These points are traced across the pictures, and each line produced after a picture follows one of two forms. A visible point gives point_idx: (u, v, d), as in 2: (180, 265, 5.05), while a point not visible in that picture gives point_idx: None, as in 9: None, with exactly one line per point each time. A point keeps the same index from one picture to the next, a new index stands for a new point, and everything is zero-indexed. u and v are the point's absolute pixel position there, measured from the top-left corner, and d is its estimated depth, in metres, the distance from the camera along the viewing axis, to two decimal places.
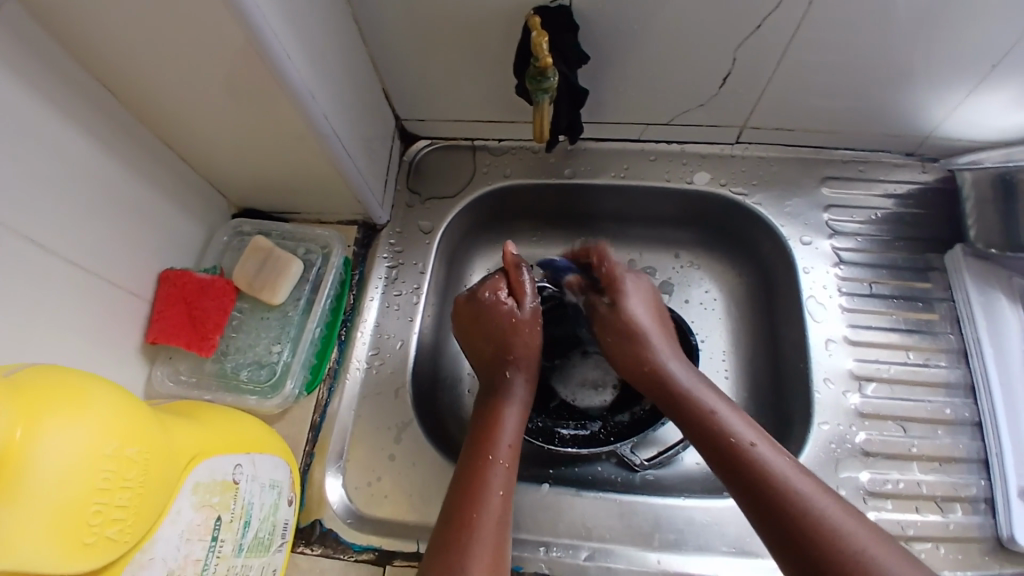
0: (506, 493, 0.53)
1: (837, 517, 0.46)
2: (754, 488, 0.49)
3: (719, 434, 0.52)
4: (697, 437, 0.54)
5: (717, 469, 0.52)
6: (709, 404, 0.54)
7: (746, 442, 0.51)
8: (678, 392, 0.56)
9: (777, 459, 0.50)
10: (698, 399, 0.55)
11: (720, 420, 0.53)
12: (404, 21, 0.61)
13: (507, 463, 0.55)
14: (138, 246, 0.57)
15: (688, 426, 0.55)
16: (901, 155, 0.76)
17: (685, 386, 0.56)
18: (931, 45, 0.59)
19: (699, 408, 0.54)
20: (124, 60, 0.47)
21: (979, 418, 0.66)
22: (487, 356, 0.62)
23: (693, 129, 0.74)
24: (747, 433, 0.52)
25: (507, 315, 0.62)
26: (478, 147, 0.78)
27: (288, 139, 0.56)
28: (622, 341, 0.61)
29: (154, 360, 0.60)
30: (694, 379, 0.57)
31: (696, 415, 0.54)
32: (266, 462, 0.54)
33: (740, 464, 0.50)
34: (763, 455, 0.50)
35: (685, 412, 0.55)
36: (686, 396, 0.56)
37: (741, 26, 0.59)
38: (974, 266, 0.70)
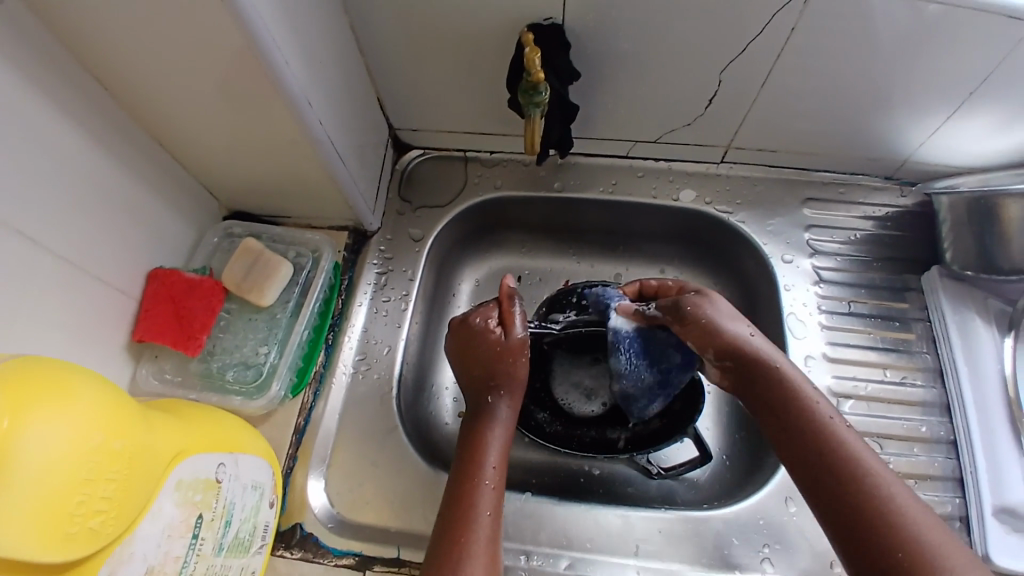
0: (495, 513, 0.53)
1: (918, 519, 0.44)
2: (834, 475, 0.48)
3: (804, 419, 0.51)
4: (781, 406, 0.52)
5: (803, 441, 0.50)
6: (799, 387, 0.53)
7: (841, 425, 0.50)
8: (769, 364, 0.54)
9: (866, 450, 0.49)
10: (790, 372, 0.54)
11: (808, 405, 0.52)
12: (402, 32, 0.62)
13: (494, 484, 0.55)
14: (128, 244, 0.57)
15: (776, 395, 0.53)
16: (881, 179, 0.78)
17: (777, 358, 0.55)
18: (907, 72, 0.61)
19: (790, 380, 0.53)
20: (124, 59, 0.48)
21: (953, 436, 0.67)
22: (475, 380, 0.61)
23: (680, 147, 0.76)
24: (832, 420, 0.51)
25: (494, 344, 0.61)
26: (471, 158, 0.80)
27: (283, 144, 0.57)
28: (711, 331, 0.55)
29: (139, 359, 0.60)
30: (787, 362, 0.55)
31: (780, 398, 0.52)
32: (249, 462, 0.54)
33: (822, 451, 0.49)
34: (850, 443, 0.49)
35: (767, 394, 0.53)
36: (773, 377, 0.53)
37: (727, 49, 0.61)
38: (950, 288, 0.72)
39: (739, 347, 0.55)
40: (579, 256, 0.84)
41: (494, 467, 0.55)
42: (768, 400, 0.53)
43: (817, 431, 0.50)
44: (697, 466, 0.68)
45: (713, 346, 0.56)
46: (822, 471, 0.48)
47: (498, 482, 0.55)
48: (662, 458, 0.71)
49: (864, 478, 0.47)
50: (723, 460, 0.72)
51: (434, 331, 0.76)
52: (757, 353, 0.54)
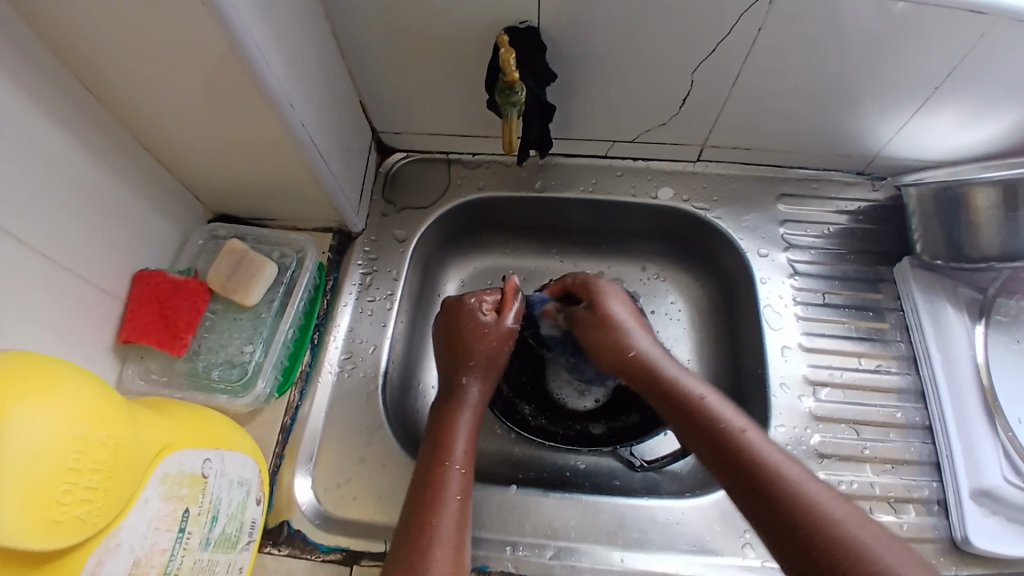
0: (464, 497, 0.54)
1: (820, 503, 0.45)
2: (740, 486, 0.48)
3: (701, 421, 0.52)
4: (684, 423, 0.54)
5: (708, 455, 0.51)
6: (692, 390, 0.55)
7: (737, 427, 0.51)
8: (664, 379, 0.57)
9: (760, 444, 0.49)
10: (683, 384, 0.55)
11: (704, 406, 0.53)
12: (382, 36, 0.64)
13: (464, 469, 0.56)
14: (113, 246, 0.58)
15: (675, 413, 0.55)
16: (853, 174, 0.80)
17: (670, 371, 0.57)
18: (873, 68, 0.64)
19: (684, 393, 0.55)
20: (108, 62, 0.48)
21: (929, 422, 0.69)
22: (451, 362, 0.63)
23: (657, 146, 0.78)
24: (733, 420, 0.52)
25: (479, 328, 0.63)
26: (453, 160, 0.81)
27: (266, 145, 0.58)
28: (606, 341, 0.62)
29: (125, 360, 0.61)
30: (678, 367, 0.57)
31: (678, 402, 0.55)
32: (234, 459, 0.54)
33: (720, 450, 0.50)
34: (746, 437, 0.50)
35: (669, 399, 0.55)
36: (672, 382, 0.56)
37: (699, 49, 0.63)
38: (921, 277, 0.74)
39: (633, 353, 0.60)
40: (562, 255, 0.86)
41: (462, 450, 0.56)
42: (669, 405, 0.55)
43: (713, 431, 0.51)
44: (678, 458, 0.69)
45: (611, 354, 0.61)
46: (725, 471, 0.50)
47: (469, 466, 0.56)
48: (644, 450, 0.73)
49: (760, 471, 0.48)
50: None
51: (420, 331, 0.77)
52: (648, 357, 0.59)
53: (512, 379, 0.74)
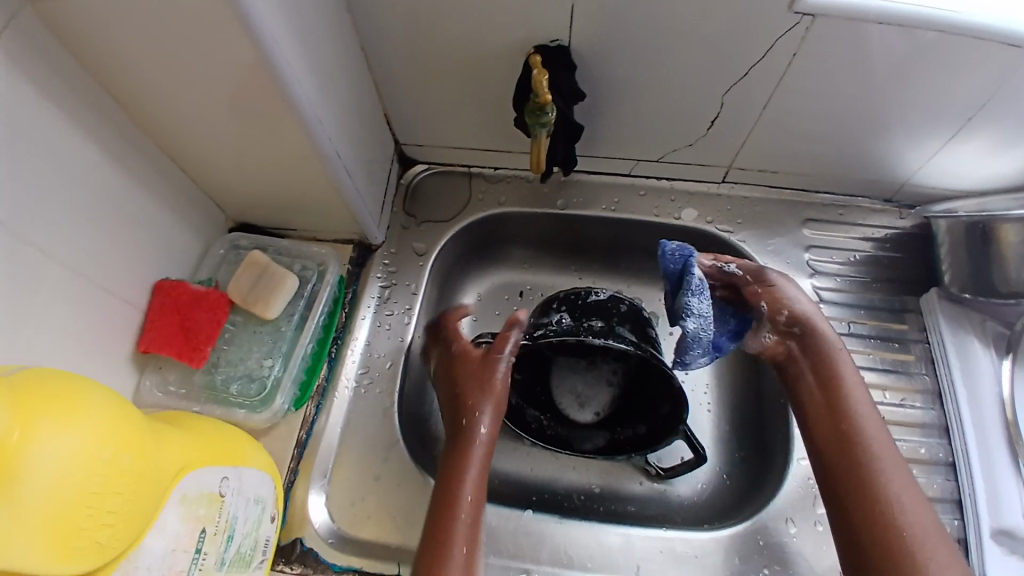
0: (471, 547, 0.52)
1: (911, 509, 0.50)
2: (856, 460, 0.53)
3: (841, 399, 0.57)
4: (825, 394, 0.58)
5: (840, 424, 0.55)
6: (844, 374, 0.58)
7: (871, 418, 0.56)
8: (826, 352, 0.60)
9: (887, 441, 0.54)
10: (842, 364, 0.59)
11: (847, 391, 0.57)
12: (411, 50, 0.63)
13: (470, 516, 0.53)
14: (135, 256, 0.58)
15: (822, 381, 0.58)
16: (879, 201, 0.79)
17: (836, 348, 0.60)
18: (906, 97, 0.63)
19: (838, 371, 0.58)
20: (139, 75, 0.48)
21: (952, 458, 0.67)
22: (452, 404, 0.60)
23: (682, 167, 0.77)
24: (866, 411, 0.56)
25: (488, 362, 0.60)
26: (475, 174, 0.81)
27: (292, 159, 0.58)
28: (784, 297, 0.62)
29: (144, 370, 0.60)
30: (839, 348, 0.60)
31: (826, 376, 0.59)
32: (251, 476, 0.53)
33: (848, 428, 0.55)
34: (872, 429, 0.55)
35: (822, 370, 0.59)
36: (830, 358, 0.60)
37: (730, 73, 0.63)
38: (948, 309, 0.73)
39: (807, 321, 0.61)
40: (581, 272, 0.85)
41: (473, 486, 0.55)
42: (815, 374, 0.59)
43: (848, 412, 0.56)
44: (693, 466, 0.68)
45: (787, 310, 0.62)
46: (842, 442, 0.55)
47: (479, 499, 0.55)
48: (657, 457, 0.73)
49: (876, 460, 0.53)
50: (723, 478, 0.72)
51: None
52: (821, 331, 0.61)
53: (522, 387, 0.71)
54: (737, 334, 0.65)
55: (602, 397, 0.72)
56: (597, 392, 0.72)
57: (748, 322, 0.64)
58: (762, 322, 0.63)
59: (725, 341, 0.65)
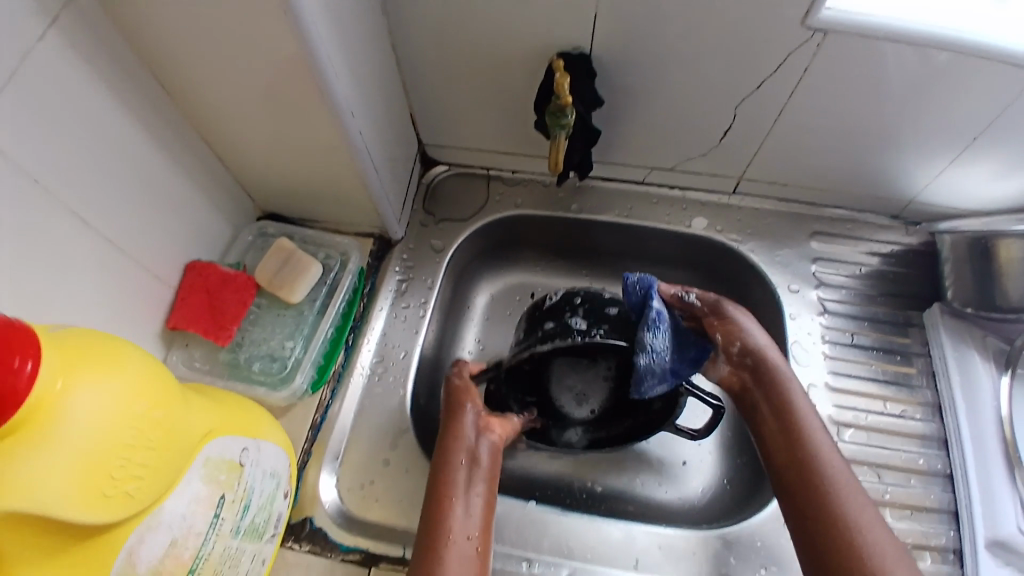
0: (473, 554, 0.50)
1: (873, 536, 0.50)
2: (812, 492, 0.53)
3: (794, 427, 0.57)
4: (779, 424, 0.58)
5: (795, 455, 0.55)
6: (797, 401, 0.58)
7: (825, 446, 0.55)
8: (777, 379, 0.59)
9: (844, 467, 0.54)
10: (792, 391, 0.59)
11: (802, 418, 0.57)
12: (440, 53, 0.67)
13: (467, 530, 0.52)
14: (169, 236, 0.61)
15: (775, 411, 0.58)
16: (886, 218, 0.81)
17: (787, 376, 0.60)
18: (915, 115, 0.65)
19: (789, 399, 0.58)
20: (185, 63, 0.52)
21: (950, 470, 0.69)
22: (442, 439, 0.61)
23: (695, 177, 0.80)
24: (820, 438, 0.56)
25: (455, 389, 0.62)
26: (493, 176, 0.83)
27: (323, 151, 0.61)
28: (733, 330, 0.62)
29: (170, 346, 0.63)
30: (791, 375, 0.60)
31: (780, 405, 0.58)
32: (269, 450, 0.55)
33: (804, 457, 0.55)
34: (826, 457, 0.54)
35: (775, 400, 0.59)
36: (782, 385, 0.59)
37: (744, 85, 0.65)
38: (951, 325, 0.74)
39: (758, 351, 0.61)
40: (591, 276, 0.87)
41: (462, 493, 0.54)
42: (769, 404, 0.59)
43: (803, 440, 0.56)
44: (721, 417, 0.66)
45: (737, 341, 0.62)
46: (800, 472, 0.54)
47: (478, 503, 0.54)
48: (660, 459, 0.75)
49: (834, 488, 0.52)
50: (723, 483, 0.73)
51: (448, 340, 0.79)
52: (772, 360, 0.60)
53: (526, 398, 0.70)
54: (694, 361, 0.64)
55: (599, 390, 0.70)
56: (594, 386, 0.70)
57: (706, 351, 0.64)
58: (716, 352, 0.64)
59: (684, 370, 0.64)
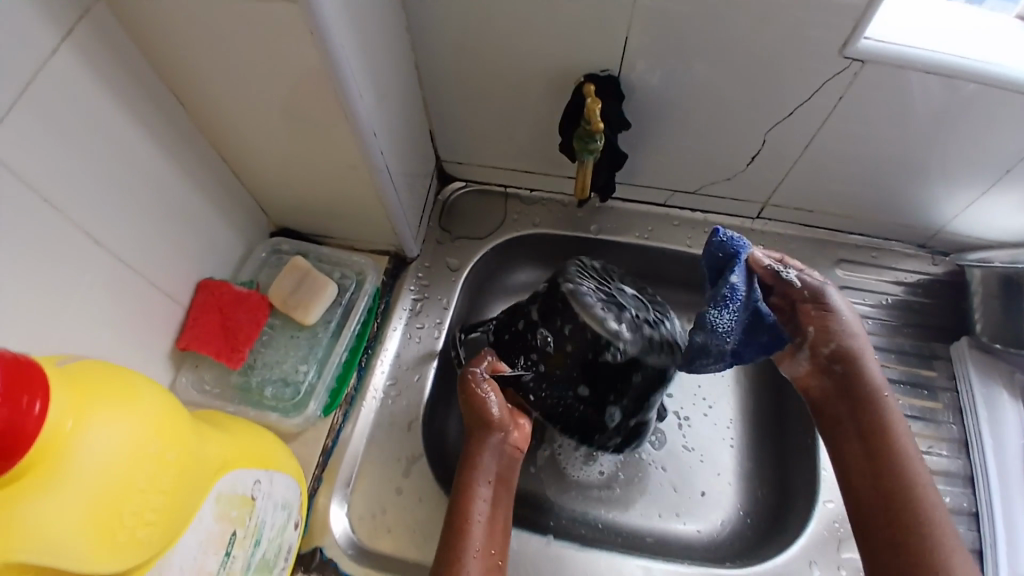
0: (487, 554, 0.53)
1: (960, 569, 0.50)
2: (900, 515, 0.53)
3: (885, 446, 0.56)
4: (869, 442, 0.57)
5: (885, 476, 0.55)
6: (889, 418, 0.58)
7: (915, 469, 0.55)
8: (868, 394, 0.58)
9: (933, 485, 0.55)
10: (885, 409, 0.58)
11: (892, 438, 0.57)
12: (462, 68, 0.65)
13: (486, 530, 0.55)
14: (182, 254, 0.59)
15: (865, 428, 0.58)
16: (913, 246, 0.79)
17: (880, 390, 0.59)
18: (949, 146, 0.64)
19: (882, 417, 0.58)
20: (204, 76, 0.50)
21: (976, 508, 0.67)
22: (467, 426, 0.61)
23: (718, 200, 0.78)
24: (912, 460, 0.56)
25: (472, 383, 0.60)
26: (511, 194, 0.81)
27: (342, 168, 0.59)
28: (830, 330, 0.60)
29: (179, 367, 0.61)
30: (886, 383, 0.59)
31: (871, 421, 0.58)
32: (281, 481, 0.53)
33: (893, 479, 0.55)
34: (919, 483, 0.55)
35: (866, 416, 0.58)
36: (874, 401, 0.58)
37: (774, 110, 0.63)
38: (979, 360, 0.72)
39: (854, 359, 0.59)
40: None
41: (486, 504, 0.56)
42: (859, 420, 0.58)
43: (896, 461, 0.56)
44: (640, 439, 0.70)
45: (832, 344, 0.60)
46: (887, 493, 0.55)
47: (499, 520, 0.56)
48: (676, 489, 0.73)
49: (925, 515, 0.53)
50: (743, 516, 0.72)
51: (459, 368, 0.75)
52: (868, 371, 0.59)
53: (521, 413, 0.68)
54: (763, 348, 0.63)
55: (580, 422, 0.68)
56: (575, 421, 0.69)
57: (780, 341, 0.62)
58: (802, 346, 0.62)
59: (747, 353, 0.63)
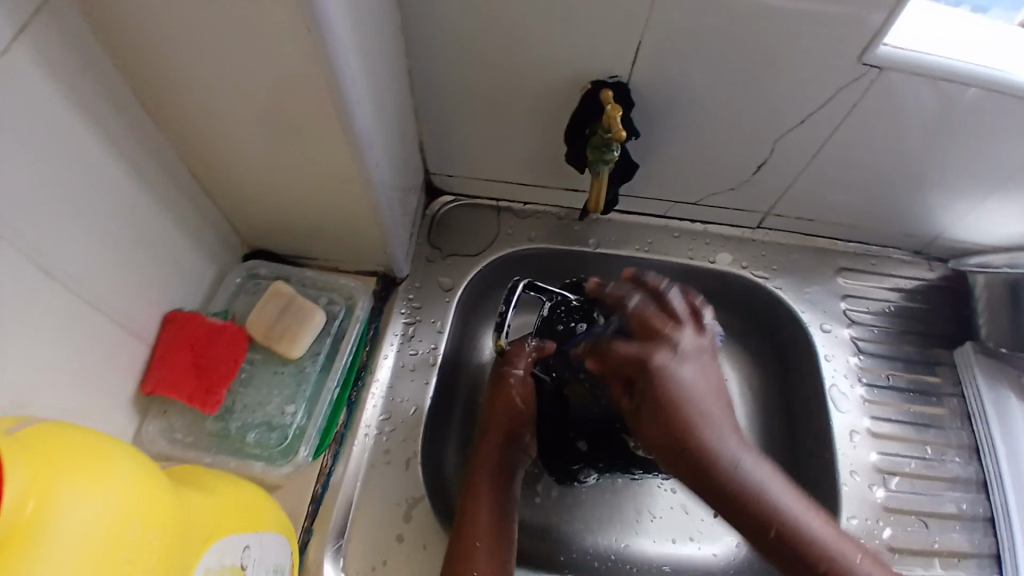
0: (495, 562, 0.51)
1: None
2: None
3: (778, 522, 0.44)
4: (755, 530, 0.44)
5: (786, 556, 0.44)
6: (761, 484, 0.45)
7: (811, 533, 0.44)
8: (736, 476, 0.44)
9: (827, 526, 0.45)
10: (747, 479, 0.44)
11: (776, 508, 0.44)
12: (459, 73, 0.59)
13: (495, 538, 0.52)
14: (146, 284, 0.51)
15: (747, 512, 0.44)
16: (909, 253, 0.78)
17: (728, 462, 0.44)
18: (958, 156, 0.62)
19: (731, 490, 0.44)
20: (177, 80, 0.43)
21: (992, 513, 0.66)
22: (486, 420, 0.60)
23: (719, 211, 0.75)
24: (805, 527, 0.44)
25: (509, 383, 0.59)
26: (503, 208, 0.76)
27: (332, 181, 0.53)
28: (666, 440, 0.45)
29: (146, 414, 0.54)
30: (744, 445, 0.45)
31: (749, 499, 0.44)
32: (271, 542, 0.46)
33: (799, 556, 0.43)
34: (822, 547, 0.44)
35: (729, 500, 0.44)
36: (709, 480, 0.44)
37: (786, 120, 0.61)
38: (984, 364, 0.72)
39: (706, 447, 0.44)
40: None
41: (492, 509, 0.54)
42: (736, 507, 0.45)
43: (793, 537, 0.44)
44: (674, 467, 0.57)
45: (674, 449, 0.45)
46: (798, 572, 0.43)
47: (506, 520, 0.54)
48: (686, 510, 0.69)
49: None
50: None
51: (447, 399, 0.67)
52: (708, 453, 0.44)
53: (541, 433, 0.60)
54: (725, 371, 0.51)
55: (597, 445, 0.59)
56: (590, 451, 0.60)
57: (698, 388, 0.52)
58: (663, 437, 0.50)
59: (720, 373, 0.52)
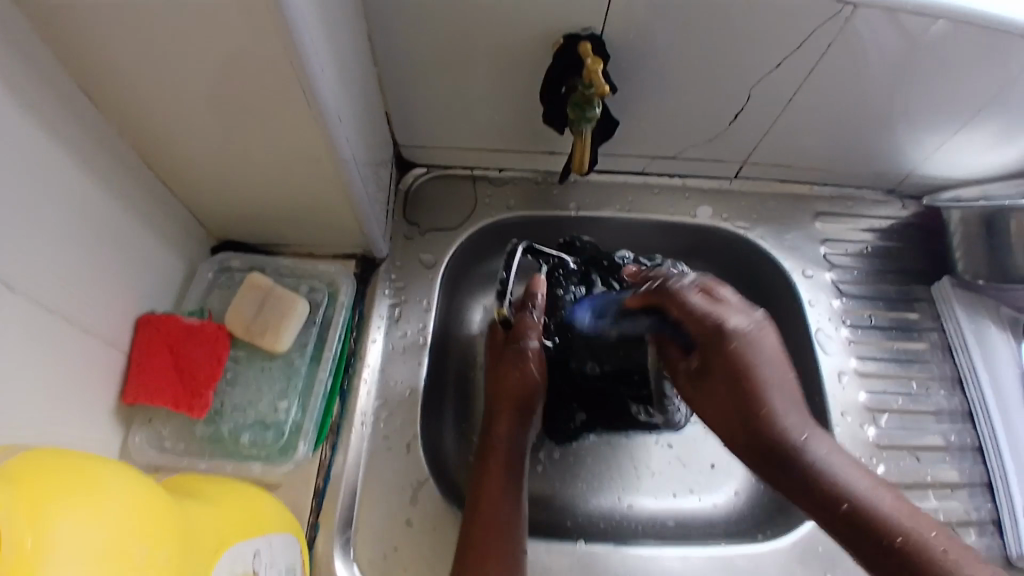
0: (507, 544, 0.50)
1: None
2: None
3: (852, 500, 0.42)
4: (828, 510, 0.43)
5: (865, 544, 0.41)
6: (831, 464, 0.44)
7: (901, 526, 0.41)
8: (796, 448, 0.44)
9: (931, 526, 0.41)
10: (812, 456, 0.44)
11: (851, 487, 0.43)
12: (423, 38, 0.56)
13: (506, 519, 0.51)
14: (111, 289, 0.47)
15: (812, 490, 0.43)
16: (882, 192, 0.79)
17: (793, 434, 0.45)
18: (934, 96, 0.62)
19: (798, 460, 0.44)
20: (121, 65, 0.39)
21: (979, 441, 0.69)
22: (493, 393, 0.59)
23: (697, 164, 0.74)
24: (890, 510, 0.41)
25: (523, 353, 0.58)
26: (479, 177, 0.74)
27: (302, 164, 0.49)
28: (732, 413, 0.47)
29: (129, 425, 0.52)
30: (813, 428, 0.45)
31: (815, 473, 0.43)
32: (279, 544, 0.44)
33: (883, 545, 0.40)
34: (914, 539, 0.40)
35: (798, 473, 0.44)
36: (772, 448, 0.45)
37: (763, 67, 0.59)
38: (963, 298, 0.74)
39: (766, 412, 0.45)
40: None
41: (498, 489, 0.52)
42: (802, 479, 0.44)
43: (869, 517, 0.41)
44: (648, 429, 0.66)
45: (735, 404, 0.46)
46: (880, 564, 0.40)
47: (513, 503, 0.52)
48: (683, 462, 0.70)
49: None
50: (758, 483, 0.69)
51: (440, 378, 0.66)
52: (768, 417, 0.45)
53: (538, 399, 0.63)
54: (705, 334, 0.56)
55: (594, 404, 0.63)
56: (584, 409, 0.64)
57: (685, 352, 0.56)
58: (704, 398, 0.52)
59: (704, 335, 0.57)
